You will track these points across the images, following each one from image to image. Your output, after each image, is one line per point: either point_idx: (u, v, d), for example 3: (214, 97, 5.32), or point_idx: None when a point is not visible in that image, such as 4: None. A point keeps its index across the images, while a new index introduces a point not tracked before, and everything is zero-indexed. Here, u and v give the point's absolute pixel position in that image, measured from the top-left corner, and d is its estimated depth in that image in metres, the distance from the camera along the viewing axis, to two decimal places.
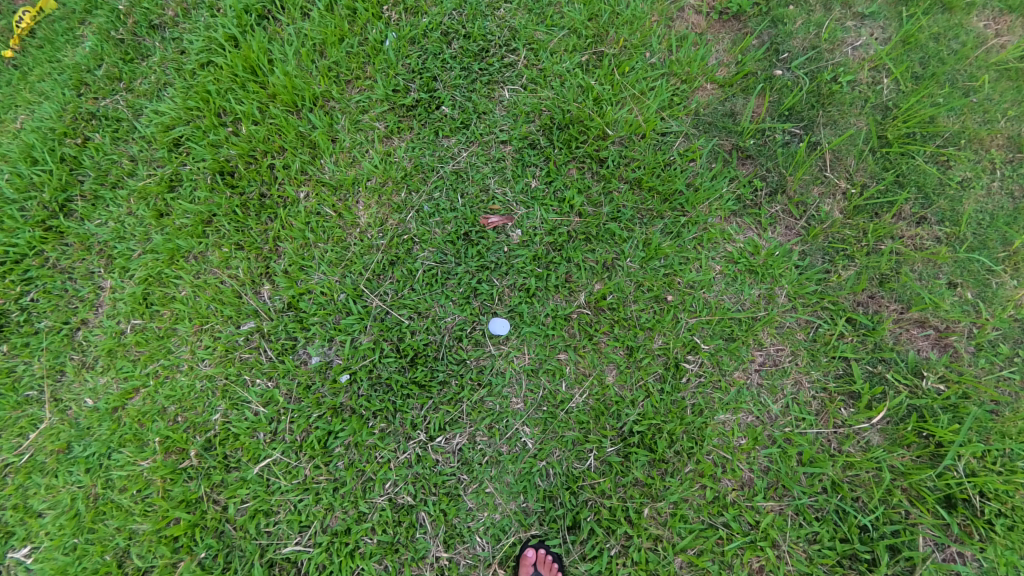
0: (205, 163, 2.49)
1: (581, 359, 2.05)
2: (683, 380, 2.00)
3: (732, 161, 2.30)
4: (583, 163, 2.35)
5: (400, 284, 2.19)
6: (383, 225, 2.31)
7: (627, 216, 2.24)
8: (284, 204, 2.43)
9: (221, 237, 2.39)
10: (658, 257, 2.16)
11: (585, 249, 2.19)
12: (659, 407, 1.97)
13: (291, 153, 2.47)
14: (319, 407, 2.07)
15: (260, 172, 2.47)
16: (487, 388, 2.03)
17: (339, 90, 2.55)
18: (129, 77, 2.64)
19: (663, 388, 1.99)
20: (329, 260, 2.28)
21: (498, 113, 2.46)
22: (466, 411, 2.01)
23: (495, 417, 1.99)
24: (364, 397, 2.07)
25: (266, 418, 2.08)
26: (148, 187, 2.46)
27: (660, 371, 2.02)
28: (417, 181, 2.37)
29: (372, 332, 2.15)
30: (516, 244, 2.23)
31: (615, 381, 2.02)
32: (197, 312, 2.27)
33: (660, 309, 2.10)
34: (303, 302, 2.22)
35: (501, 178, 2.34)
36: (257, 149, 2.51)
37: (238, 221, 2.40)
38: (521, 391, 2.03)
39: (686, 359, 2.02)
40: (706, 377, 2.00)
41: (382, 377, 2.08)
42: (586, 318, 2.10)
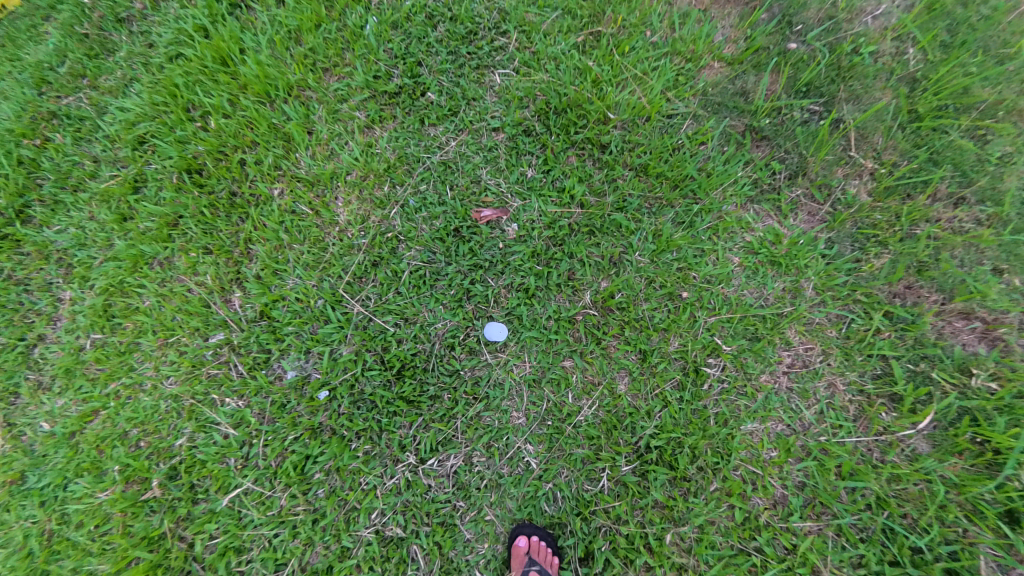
0: (172, 161, 2.28)
1: (589, 366, 1.82)
2: (704, 387, 1.76)
3: (746, 143, 2.12)
4: (583, 150, 2.15)
5: (383, 288, 1.94)
6: (365, 222, 2.07)
7: (634, 205, 2.03)
8: (257, 203, 2.24)
9: (188, 240, 2.20)
10: (669, 250, 1.94)
11: (588, 243, 1.97)
12: (679, 417, 1.73)
13: (264, 147, 2.29)
14: (296, 428, 1.82)
15: (231, 169, 2.28)
16: (483, 402, 1.80)
17: (315, 79, 2.33)
18: (94, 73, 2.42)
19: (682, 396, 1.75)
20: (305, 262, 2.04)
21: (489, 99, 2.25)
22: (460, 429, 1.78)
23: (493, 435, 1.77)
24: (344, 416, 1.81)
25: (236, 442, 1.85)
26: (111, 189, 2.24)
27: (678, 378, 1.77)
28: (401, 173, 2.15)
29: (354, 342, 1.89)
30: (512, 240, 1.99)
31: (628, 390, 1.78)
32: (164, 325, 2.06)
33: (675, 308, 1.86)
34: (275, 311, 1.98)
35: (494, 169, 2.13)
36: (228, 144, 2.31)
37: (206, 223, 2.21)
38: (523, 404, 1.79)
39: (707, 361, 1.79)
40: (729, 382, 1.76)
41: (365, 393, 1.83)
42: (594, 319, 1.86)
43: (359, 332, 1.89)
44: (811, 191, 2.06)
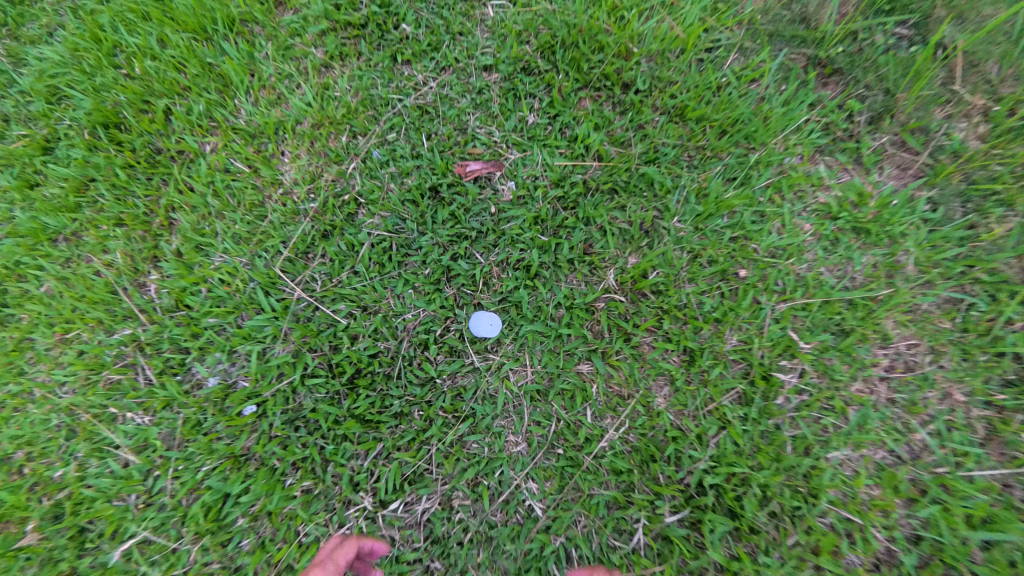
0: (85, 113, 1.81)
1: (616, 374, 1.26)
2: (776, 402, 1.23)
3: (810, 80, 1.64)
4: (599, 92, 1.67)
5: (333, 265, 1.41)
6: (314, 181, 1.57)
7: (669, 157, 1.53)
8: (184, 160, 1.78)
9: (98, 210, 1.72)
10: (720, 214, 1.43)
11: (609, 205, 1.43)
12: (746, 444, 1.19)
13: (194, 92, 1.82)
14: (212, 457, 1.31)
15: (156, 122, 1.81)
16: (468, 423, 1.26)
17: (265, 12, 1.84)
18: (14, 21, 1.91)
19: (747, 415, 1.21)
20: (236, 235, 1.55)
21: (479, 33, 1.74)
22: (435, 460, 1.25)
23: (481, 468, 1.24)
24: (270, 444, 1.27)
25: (137, 472, 1.38)
26: (13, 148, 1.76)
27: (741, 389, 1.23)
28: (364, 120, 1.65)
29: (292, 341, 1.36)
30: (507, 202, 1.47)
31: (669, 406, 1.23)
32: (62, 317, 1.57)
33: (730, 291, 1.33)
34: (191, 298, 1.49)
35: (485, 114, 1.64)
36: (155, 92, 1.83)
37: (121, 187, 1.74)
38: (523, 425, 1.26)
39: (778, 365, 1.26)
40: (811, 395, 1.24)
41: (303, 410, 1.30)
42: (622, 307, 1.30)
43: (295, 326, 1.35)
44: (901, 137, 1.57)
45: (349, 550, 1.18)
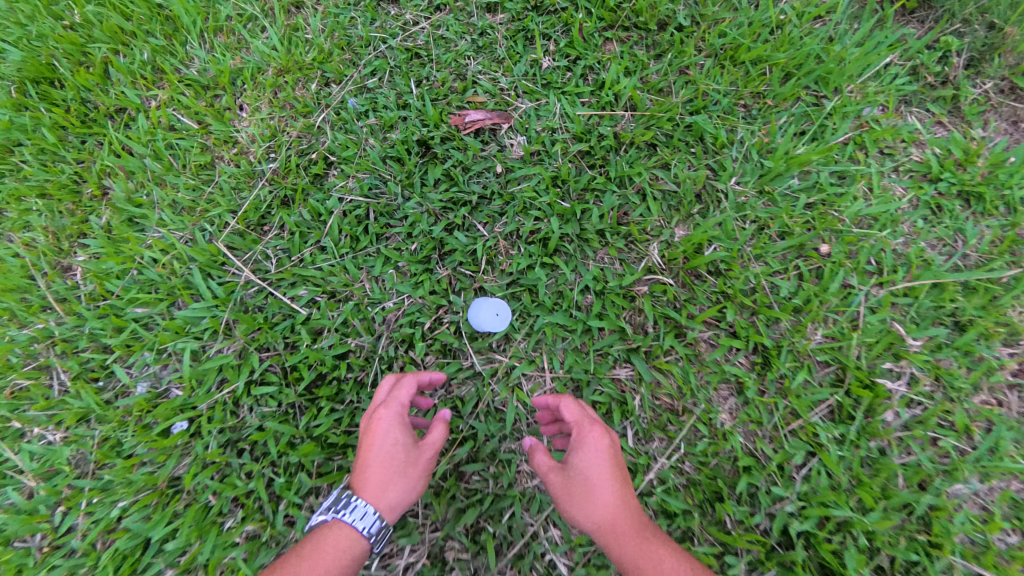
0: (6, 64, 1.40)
1: (665, 383, 0.94)
2: (882, 418, 0.92)
3: (886, 13, 1.29)
4: (629, 34, 1.29)
5: (292, 240, 1.12)
6: (275, 136, 1.24)
7: (720, 106, 1.19)
8: (129, 122, 1.40)
9: (19, 181, 1.31)
10: (793, 174, 1.11)
11: (648, 162, 1.12)
12: (845, 476, 0.88)
13: (140, 37, 1.44)
14: (132, 490, 1.00)
15: (94, 75, 1.42)
16: (467, 448, 0.92)
17: None
18: None
19: (842, 436, 0.91)
20: (178, 206, 1.24)
21: None
22: (421, 499, 0.89)
23: (484, 510, 0.89)
24: (201, 473, 0.97)
25: (39, 504, 1.03)
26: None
27: (832, 399, 0.92)
28: (339, 64, 1.30)
29: (236, 341, 1.05)
30: (517, 159, 1.16)
31: (736, 422, 0.92)
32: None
33: (811, 272, 1.02)
34: (114, 283, 1.17)
35: (488, 59, 1.27)
36: (97, 40, 1.45)
37: (48, 152, 1.34)
38: (540, 451, 0.92)
39: (880, 369, 0.95)
40: (927, 407, 0.94)
41: (250, 427, 1.00)
42: (672, 292, 0.99)
43: (238, 317, 1.05)
44: (1009, 82, 1.24)
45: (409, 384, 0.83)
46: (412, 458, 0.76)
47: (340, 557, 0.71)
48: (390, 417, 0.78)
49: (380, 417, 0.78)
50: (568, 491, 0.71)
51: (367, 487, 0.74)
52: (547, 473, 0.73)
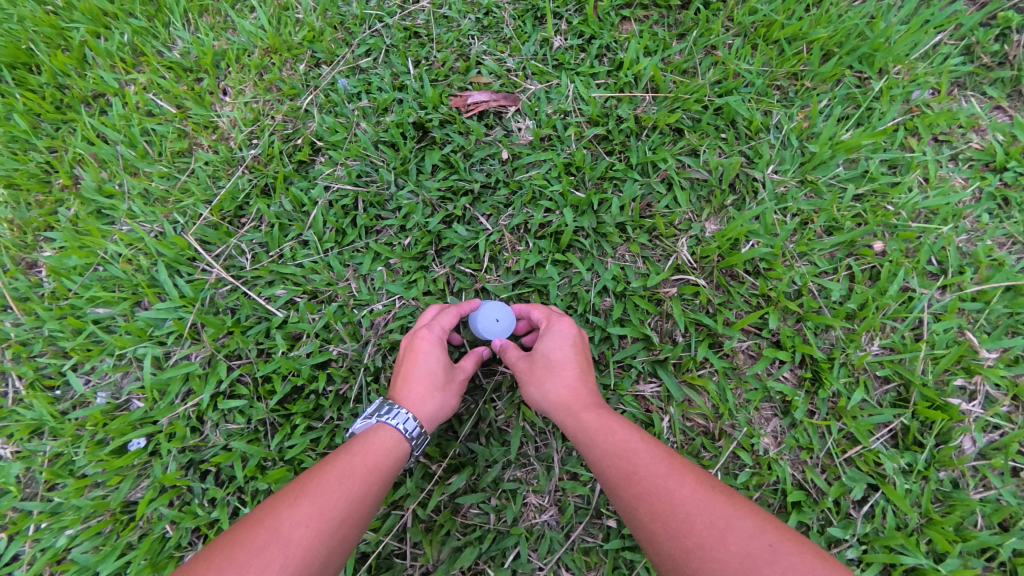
0: None
1: (698, 402, 0.81)
2: (958, 444, 0.77)
3: None
4: (649, 12, 1.14)
5: (271, 233, 1.00)
6: (258, 120, 1.12)
7: (753, 87, 1.05)
8: (106, 108, 1.28)
9: None
10: (838, 161, 0.97)
11: (673, 148, 0.99)
12: (914, 514, 0.74)
13: (119, 17, 1.32)
14: (82, 516, 0.88)
15: (69, 56, 1.30)
16: (465, 476, 0.78)
17: None
18: None
19: (909, 464, 0.76)
20: (152, 198, 1.12)
21: None
22: (410, 537, 0.76)
23: (484, 550, 0.76)
24: (157, 500, 0.86)
25: None
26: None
27: (897, 422, 0.78)
28: (329, 43, 1.17)
29: (206, 347, 0.94)
30: (525, 145, 1.03)
31: (781, 448, 0.78)
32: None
33: (863, 274, 0.88)
34: (74, 279, 1.06)
35: (493, 39, 1.13)
36: (74, 19, 1.33)
37: (17, 137, 1.23)
38: (552, 480, 0.79)
39: (952, 388, 0.80)
40: (1010, 431, 0.78)
41: (217, 445, 0.88)
42: (705, 295, 0.86)
43: (204, 320, 0.93)
44: None
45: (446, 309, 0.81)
46: (452, 377, 0.75)
47: (389, 456, 0.65)
48: (435, 336, 0.76)
49: (426, 335, 0.75)
50: (527, 373, 0.72)
51: (407, 397, 0.71)
52: (513, 362, 0.75)
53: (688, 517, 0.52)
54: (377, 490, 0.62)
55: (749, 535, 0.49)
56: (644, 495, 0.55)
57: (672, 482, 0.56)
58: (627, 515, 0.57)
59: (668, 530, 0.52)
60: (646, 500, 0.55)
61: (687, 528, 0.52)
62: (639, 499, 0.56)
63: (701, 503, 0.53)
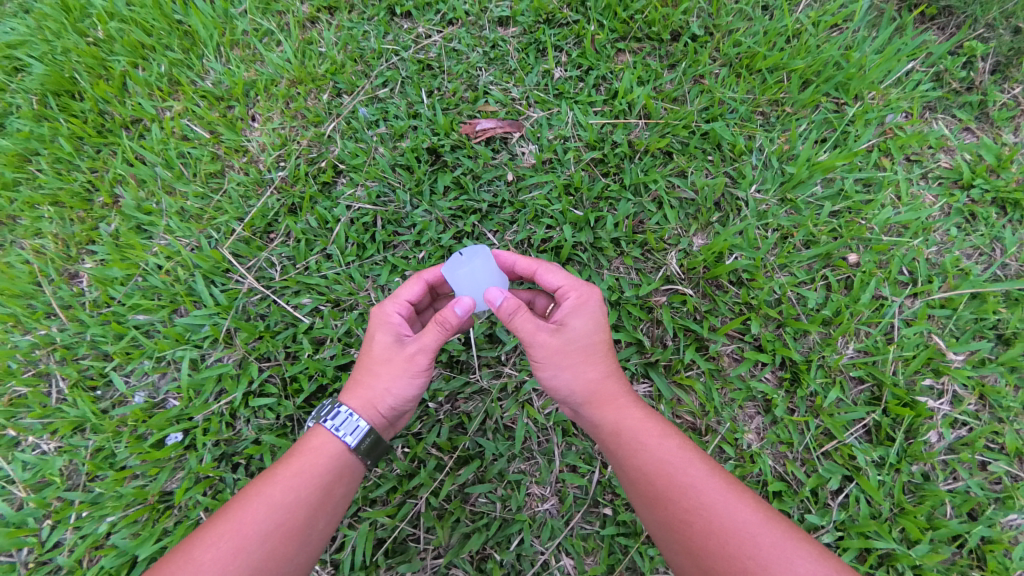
0: (33, 77, 1.42)
1: (686, 400, 0.88)
2: (926, 439, 0.84)
3: (908, 20, 1.21)
4: (642, 46, 1.24)
5: (298, 247, 1.10)
6: (285, 145, 1.23)
7: (737, 113, 1.14)
8: (142, 133, 1.39)
9: (35, 187, 1.31)
10: (816, 181, 1.06)
11: (664, 170, 1.09)
12: (886, 503, 0.80)
13: (156, 51, 1.44)
14: (123, 503, 0.97)
15: (109, 86, 1.41)
16: (473, 468, 0.86)
17: None
18: None
19: (882, 457, 0.83)
20: (187, 215, 1.23)
21: None
22: (424, 522, 0.84)
23: (491, 536, 0.83)
24: (193, 488, 0.94)
25: (26, 517, 0.98)
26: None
27: (870, 419, 0.85)
28: (350, 75, 1.28)
29: (237, 350, 1.03)
30: (528, 168, 1.13)
31: (764, 442, 0.86)
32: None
33: (839, 284, 0.96)
34: (118, 289, 1.16)
35: (500, 70, 1.24)
36: (115, 53, 1.45)
37: (63, 160, 1.34)
38: (553, 472, 0.86)
39: (921, 387, 0.87)
40: (977, 428, 0.85)
41: (249, 439, 0.97)
42: (692, 303, 0.94)
43: (237, 326, 1.02)
44: None
45: (415, 285, 0.83)
46: (394, 354, 0.77)
47: (328, 460, 0.75)
48: (384, 317, 0.81)
49: (376, 316, 0.81)
50: (559, 349, 0.72)
51: (354, 380, 0.79)
52: (539, 332, 0.72)
53: (756, 540, 0.62)
54: (302, 492, 0.72)
55: (803, 556, 0.61)
56: (711, 517, 0.64)
57: (735, 505, 0.65)
58: (687, 526, 0.65)
59: (735, 548, 0.62)
60: (705, 517, 0.64)
61: (751, 547, 0.61)
62: (706, 519, 0.64)
63: (760, 526, 0.63)
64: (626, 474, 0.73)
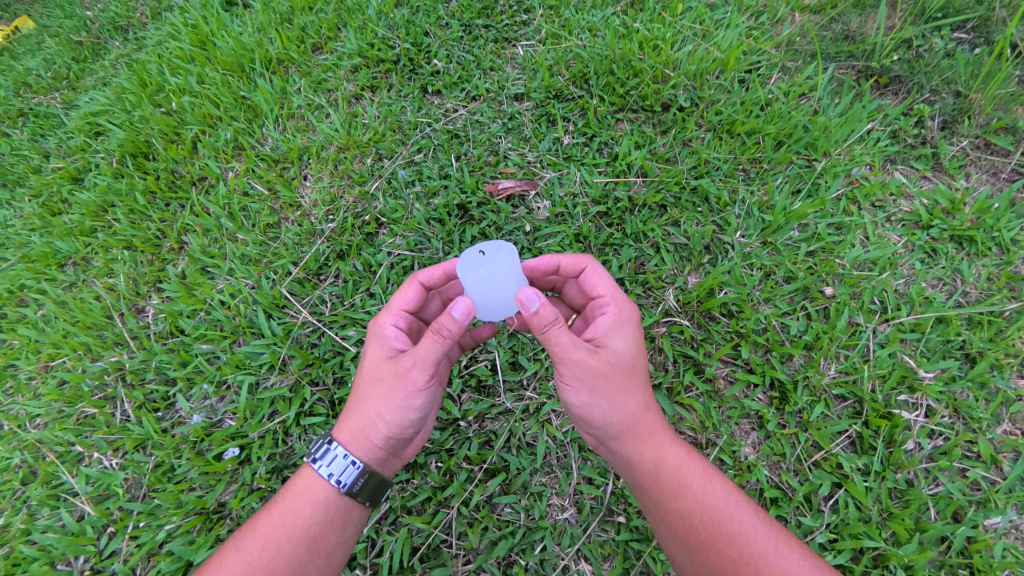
0: (117, 142, 1.68)
1: (688, 417, 1.00)
2: (905, 448, 0.94)
3: (865, 89, 1.42)
4: (637, 115, 1.47)
5: (346, 287, 1.29)
6: (334, 201, 1.44)
7: (722, 170, 1.33)
8: (204, 189, 1.60)
9: (111, 233, 1.52)
10: (793, 225, 1.22)
11: (661, 220, 1.26)
12: (874, 507, 0.89)
13: (221, 122, 1.68)
14: (182, 513, 1.09)
15: (180, 149, 1.65)
16: (499, 480, 0.97)
17: (302, 52, 1.75)
18: (73, 74, 1.92)
19: (866, 466, 0.93)
20: (246, 258, 1.42)
21: (511, 71, 1.59)
22: (455, 529, 0.94)
23: (516, 543, 0.92)
24: (249, 497, 1.08)
25: (93, 525, 1.10)
26: (45, 178, 1.63)
27: (852, 430, 0.96)
28: (391, 143, 1.52)
29: (292, 375, 1.20)
30: (543, 220, 1.31)
31: (759, 454, 0.97)
32: (52, 341, 1.34)
33: (818, 314, 1.10)
34: (186, 321, 1.33)
35: (517, 138, 1.46)
36: (186, 123, 1.71)
37: (138, 212, 1.56)
38: (570, 484, 0.97)
39: (896, 401, 0.98)
40: (951, 439, 0.94)
41: (300, 454, 1.11)
42: (689, 332, 1.08)
43: (294, 353, 1.20)
44: (984, 140, 1.33)
45: (409, 292, 0.96)
46: (384, 370, 0.87)
47: (311, 511, 0.85)
48: (377, 333, 0.93)
49: (370, 331, 0.94)
50: (600, 368, 0.81)
51: (355, 392, 0.90)
52: (579, 348, 0.80)
53: None
54: (286, 538, 0.82)
55: None
56: (756, 563, 0.75)
57: (775, 553, 0.76)
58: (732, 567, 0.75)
59: None
60: (750, 564, 0.75)
61: None
62: (752, 565, 0.74)
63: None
64: (669, 512, 0.81)
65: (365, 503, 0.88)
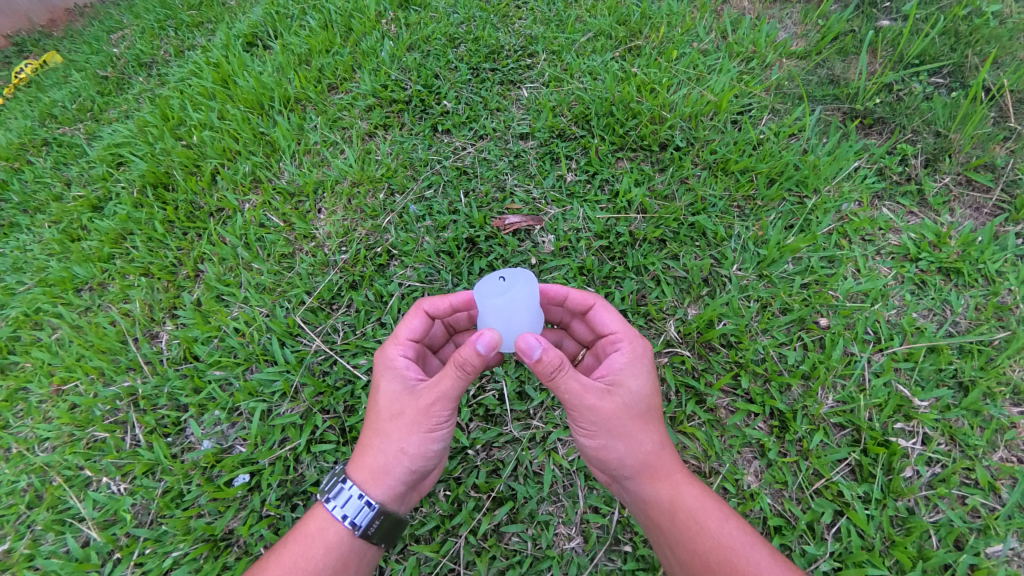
0: (138, 173, 1.76)
1: (691, 446, 1.03)
2: (903, 476, 0.96)
3: (851, 130, 1.50)
4: (636, 154, 1.55)
5: (358, 316, 1.34)
6: (347, 234, 1.51)
7: (717, 207, 1.40)
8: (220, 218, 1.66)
9: (129, 261, 1.58)
10: (786, 259, 1.27)
11: (661, 253, 1.32)
12: (875, 536, 0.91)
13: (240, 156, 1.77)
14: (190, 539, 1.10)
15: (198, 181, 1.72)
16: (507, 508, 0.99)
17: (319, 92, 1.86)
18: (98, 108, 2.03)
19: (865, 495, 0.96)
20: (260, 287, 1.47)
21: (516, 112, 1.69)
22: (464, 558, 0.95)
23: (523, 572, 0.94)
24: (258, 524, 1.09)
25: (98, 551, 1.11)
26: (67, 206, 1.70)
27: (852, 459, 0.99)
28: (403, 179, 1.60)
29: (303, 403, 1.23)
30: (548, 253, 1.38)
31: (762, 483, 0.99)
32: (65, 365, 1.38)
33: (815, 345, 1.14)
34: (200, 348, 1.37)
35: (522, 174, 1.54)
36: (206, 156, 1.79)
37: (156, 240, 1.62)
38: (576, 512, 0.99)
39: (893, 429, 1.01)
40: (948, 466, 0.96)
41: (310, 482, 1.13)
42: (690, 362, 1.12)
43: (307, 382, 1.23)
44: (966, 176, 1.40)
45: (414, 321, 1.00)
46: (404, 405, 0.91)
47: (323, 554, 0.87)
48: (390, 367, 0.95)
49: (381, 365, 0.95)
50: (615, 409, 0.86)
51: (371, 427, 0.93)
52: (595, 390, 0.85)
53: None
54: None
55: None
56: None
57: None
58: None
59: None
60: None
61: None
62: None
63: None
64: (684, 551, 0.83)
65: (378, 545, 0.90)
